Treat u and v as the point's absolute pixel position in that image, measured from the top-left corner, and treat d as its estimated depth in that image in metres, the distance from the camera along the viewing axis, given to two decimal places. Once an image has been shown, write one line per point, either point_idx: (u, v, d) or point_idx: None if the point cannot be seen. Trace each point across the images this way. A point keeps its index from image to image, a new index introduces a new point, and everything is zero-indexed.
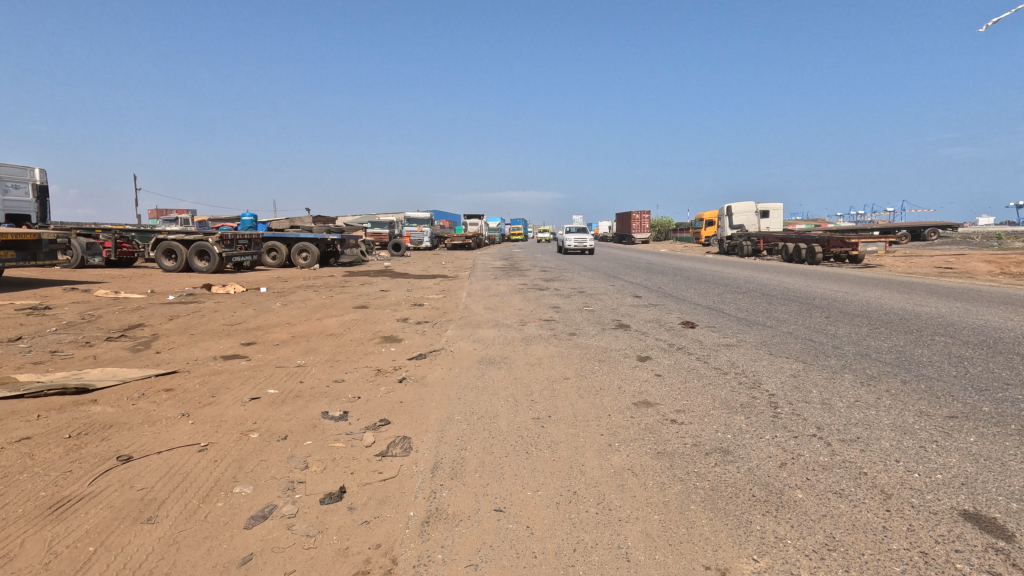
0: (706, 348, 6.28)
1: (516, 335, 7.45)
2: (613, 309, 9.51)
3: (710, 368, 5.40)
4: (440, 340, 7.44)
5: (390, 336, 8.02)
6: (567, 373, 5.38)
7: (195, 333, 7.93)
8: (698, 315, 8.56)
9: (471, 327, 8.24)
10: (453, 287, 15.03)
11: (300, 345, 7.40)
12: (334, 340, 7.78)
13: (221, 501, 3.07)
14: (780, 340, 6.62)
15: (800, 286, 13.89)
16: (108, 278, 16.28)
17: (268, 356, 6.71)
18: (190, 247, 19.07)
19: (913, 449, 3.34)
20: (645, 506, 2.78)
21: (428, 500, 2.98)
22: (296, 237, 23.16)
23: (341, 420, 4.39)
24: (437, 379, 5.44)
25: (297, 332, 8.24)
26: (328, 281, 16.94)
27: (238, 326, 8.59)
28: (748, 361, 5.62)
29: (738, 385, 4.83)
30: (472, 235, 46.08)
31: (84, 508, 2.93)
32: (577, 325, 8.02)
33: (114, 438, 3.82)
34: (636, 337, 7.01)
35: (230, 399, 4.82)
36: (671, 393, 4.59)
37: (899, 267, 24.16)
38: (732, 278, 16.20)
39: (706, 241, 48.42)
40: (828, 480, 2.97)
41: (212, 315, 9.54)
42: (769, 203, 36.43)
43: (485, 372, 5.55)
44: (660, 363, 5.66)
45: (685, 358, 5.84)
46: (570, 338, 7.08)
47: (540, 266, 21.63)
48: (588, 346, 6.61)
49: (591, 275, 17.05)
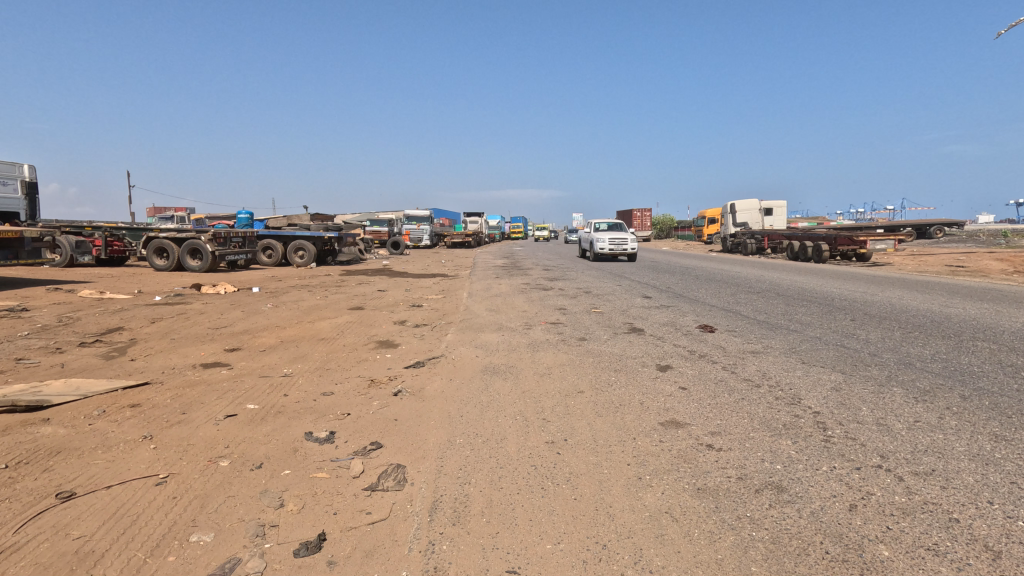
0: (731, 356, 5.74)
1: (522, 341, 6.89)
2: (624, 311, 8.94)
3: (740, 380, 4.86)
4: (439, 346, 6.90)
5: (387, 341, 7.47)
6: (581, 385, 4.83)
7: (176, 339, 7.37)
8: (715, 318, 8.01)
9: (473, 331, 7.69)
10: (453, 287, 14.51)
11: (288, 352, 6.84)
12: (326, 346, 7.22)
13: (174, 553, 2.53)
14: (811, 347, 6.07)
15: (815, 286, 13.31)
16: (97, 277, 15.74)
17: (252, 365, 6.16)
18: (182, 246, 18.52)
19: (1005, 486, 2.80)
20: (694, 568, 2.23)
21: (424, 555, 2.43)
22: (292, 236, 22.61)
23: (326, 443, 3.85)
24: (435, 392, 4.90)
25: (286, 337, 7.69)
26: (324, 280, 16.41)
27: (224, 330, 8.04)
28: (781, 372, 5.08)
29: (776, 401, 4.28)
30: (472, 234, 45.56)
31: (1, 566, 2.40)
32: (587, 329, 7.46)
33: (59, 468, 3.28)
34: (652, 343, 6.46)
35: (203, 417, 4.28)
36: (702, 412, 4.04)
37: (909, 266, 23.60)
38: (741, 277, 15.67)
39: (709, 240, 47.89)
40: (916, 531, 2.42)
41: (198, 317, 8.99)
42: (773, 202, 35.87)
43: (490, 384, 5.00)
44: (684, 374, 5.10)
45: (710, 368, 5.29)
46: (580, 344, 6.52)
47: (542, 265, 21.06)
48: (601, 353, 6.06)
49: (596, 273, 16.48)
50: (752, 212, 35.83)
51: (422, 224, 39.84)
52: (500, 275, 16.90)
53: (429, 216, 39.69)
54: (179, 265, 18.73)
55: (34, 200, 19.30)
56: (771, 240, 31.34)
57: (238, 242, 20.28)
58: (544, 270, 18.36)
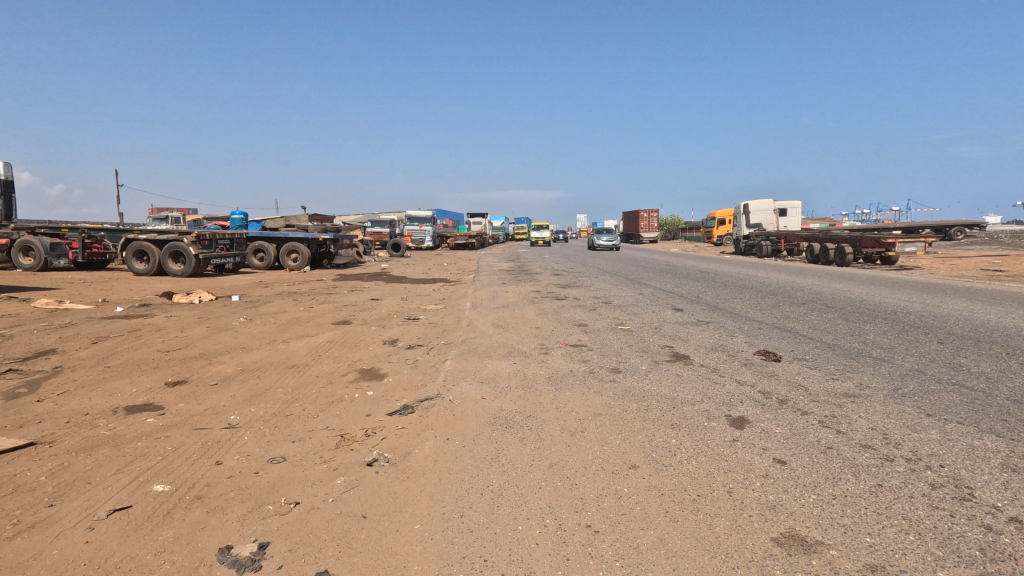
0: (823, 404, 4.27)
1: (540, 372, 5.45)
2: (656, 330, 7.48)
3: (857, 448, 3.41)
4: (435, 380, 5.45)
5: (370, 370, 6.02)
6: (632, 456, 3.40)
7: (112, 367, 5.97)
8: (771, 341, 6.56)
9: (478, 357, 6.25)
10: (456, 294, 13.08)
11: (244, 387, 5.42)
12: (294, 377, 5.79)
13: None
14: (922, 388, 4.60)
15: (861, 295, 11.86)
16: (66, 283, 14.42)
17: (192, 408, 4.75)
18: (164, 248, 17.21)
19: None
20: None
21: None
22: (285, 237, 21.29)
23: (248, 572, 2.43)
24: (426, 464, 3.47)
25: (247, 364, 6.27)
26: (314, 286, 15.03)
27: (176, 353, 6.63)
28: (908, 432, 3.61)
29: (939, 494, 2.81)
30: (475, 235, 44.26)
31: None
32: (617, 356, 6.02)
33: None
34: (707, 380, 5.02)
35: (75, 514, 2.88)
36: (834, 518, 2.62)
37: (941, 269, 22.07)
38: (770, 283, 14.22)
39: (720, 241, 46.42)
40: None
41: (152, 335, 7.61)
42: (788, 202, 34.23)
43: (501, 451, 3.58)
44: (771, 437, 3.65)
45: (805, 425, 3.83)
46: (615, 380, 5.07)
47: (551, 268, 19.65)
48: (644, 394, 4.63)
49: (611, 279, 15.13)
50: (767, 212, 34.23)
51: (425, 225, 38.38)
52: (506, 281, 15.41)
53: (431, 217, 38.15)
54: (160, 269, 17.39)
55: (9, 199, 17.85)
56: (787, 240, 30.15)
57: (225, 244, 18.93)
58: (552, 275, 16.97)
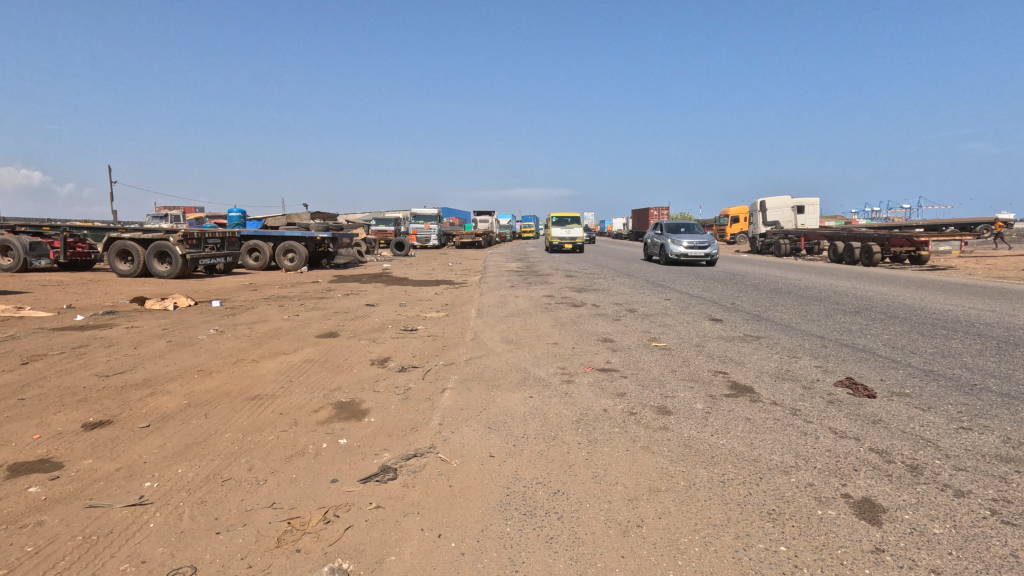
0: (977, 475, 2.99)
1: (565, 414, 4.17)
2: (700, 348, 6.22)
3: None
4: (427, 423, 4.16)
5: (348, 405, 4.75)
6: None
7: (25, 399, 4.78)
8: (849, 366, 5.26)
9: (483, 387, 4.98)
10: (461, 299, 11.81)
11: (184, 431, 4.18)
12: (251, 415, 4.54)
13: None
14: None
15: (924, 302, 10.42)
16: (38, 286, 13.28)
17: (99, 468, 3.52)
18: (149, 247, 16.08)
19: None
20: None
21: None
22: (282, 236, 20.17)
23: None
24: None
25: (197, 394, 5.04)
26: (306, 289, 13.87)
27: (115, 378, 5.43)
28: None
29: None
30: (482, 234, 43.02)
31: None
32: (661, 389, 4.71)
33: None
34: (793, 429, 3.73)
35: None
36: None
37: (980, 270, 20.53)
38: (809, 287, 12.83)
39: (733, 240, 44.91)
40: None
41: (97, 353, 6.41)
42: (806, 199, 32.72)
43: (521, 569, 2.32)
44: (934, 545, 2.38)
45: (975, 520, 2.55)
46: (667, 430, 3.77)
47: (563, 270, 18.32)
48: (713, 454, 3.35)
49: (630, 282, 13.85)
50: (784, 210, 32.74)
51: (431, 224, 37.24)
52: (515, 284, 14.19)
53: (437, 215, 37.02)
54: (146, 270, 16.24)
55: None
56: (807, 239, 28.56)
57: (217, 243, 17.83)
58: (565, 277, 15.72)
